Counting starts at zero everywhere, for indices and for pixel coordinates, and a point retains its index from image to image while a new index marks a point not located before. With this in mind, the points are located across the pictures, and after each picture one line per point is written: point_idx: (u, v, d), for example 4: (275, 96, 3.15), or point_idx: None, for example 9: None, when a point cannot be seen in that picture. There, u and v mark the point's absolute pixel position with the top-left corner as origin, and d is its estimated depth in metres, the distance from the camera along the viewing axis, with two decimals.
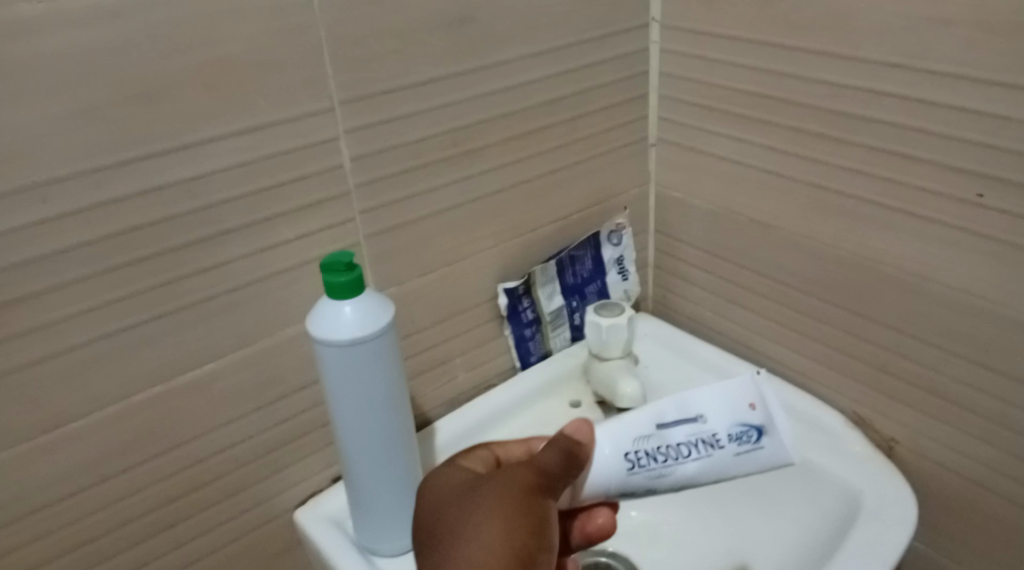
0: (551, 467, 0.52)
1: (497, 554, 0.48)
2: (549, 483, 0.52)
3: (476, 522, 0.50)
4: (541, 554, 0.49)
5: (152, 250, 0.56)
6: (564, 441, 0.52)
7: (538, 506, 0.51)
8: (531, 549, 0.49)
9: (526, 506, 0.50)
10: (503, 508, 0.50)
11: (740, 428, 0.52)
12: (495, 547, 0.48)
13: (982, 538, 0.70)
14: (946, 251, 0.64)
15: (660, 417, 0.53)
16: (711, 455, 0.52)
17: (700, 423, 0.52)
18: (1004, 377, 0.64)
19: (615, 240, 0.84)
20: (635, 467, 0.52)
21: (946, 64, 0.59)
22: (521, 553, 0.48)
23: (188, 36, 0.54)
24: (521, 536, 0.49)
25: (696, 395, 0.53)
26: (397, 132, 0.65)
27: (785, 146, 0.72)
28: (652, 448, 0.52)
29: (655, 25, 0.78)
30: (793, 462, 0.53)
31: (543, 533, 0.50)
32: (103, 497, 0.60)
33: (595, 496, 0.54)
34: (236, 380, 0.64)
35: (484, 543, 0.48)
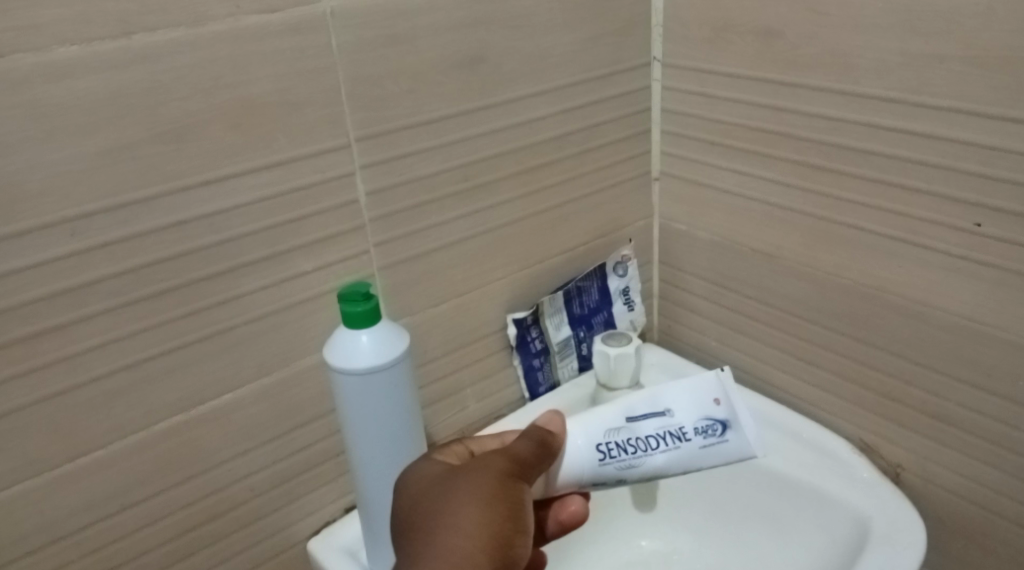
0: (525, 456, 0.56)
1: (479, 539, 0.50)
2: (522, 470, 0.56)
3: (458, 507, 0.52)
4: (518, 538, 0.52)
5: (175, 282, 0.59)
6: (537, 434, 0.58)
7: (515, 492, 0.54)
8: (510, 533, 0.52)
9: (504, 492, 0.53)
10: (483, 495, 0.52)
11: (705, 422, 0.61)
12: (479, 533, 0.51)
13: (992, 563, 0.70)
14: (947, 278, 0.65)
15: (631, 413, 0.61)
16: (678, 446, 0.60)
17: (667, 417, 0.61)
18: (1007, 401, 0.65)
19: (621, 271, 0.86)
20: (607, 458, 0.59)
21: (942, 97, 0.61)
22: (502, 538, 0.51)
23: (213, 78, 0.57)
24: (502, 521, 0.52)
25: (664, 393, 0.62)
26: (410, 168, 0.68)
27: (787, 178, 0.74)
28: (623, 439, 0.60)
29: (658, 64, 0.81)
30: (751, 455, 0.61)
31: (520, 518, 0.53)
32: (123, 526, 0.61)
33: (568, 486, 0.59)
34: (254, 410, 0.65)
35: (467, 529, 0.51)
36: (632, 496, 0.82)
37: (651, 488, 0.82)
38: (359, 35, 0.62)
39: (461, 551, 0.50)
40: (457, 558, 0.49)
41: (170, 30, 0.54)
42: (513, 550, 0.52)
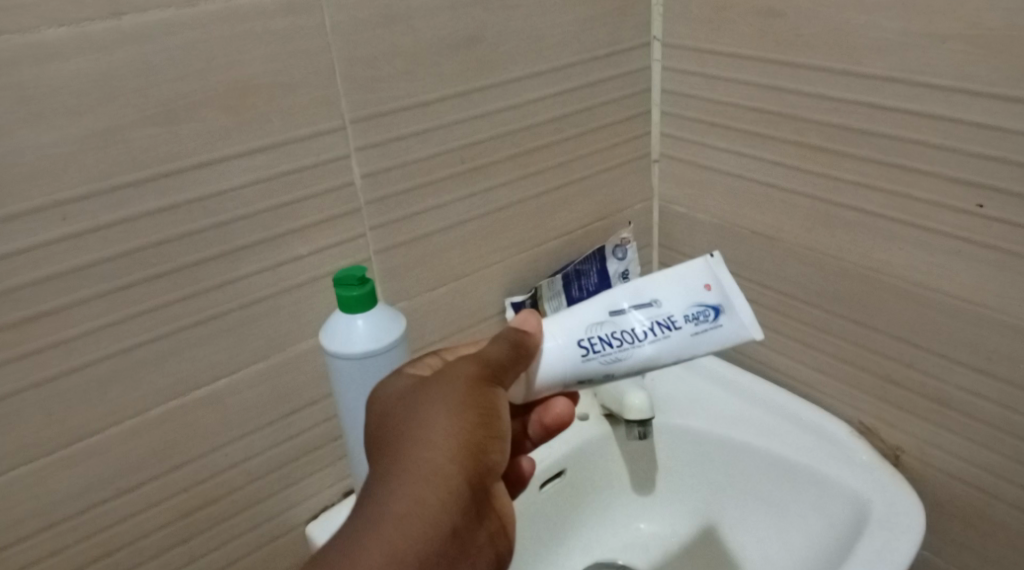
0: (500, 356, 0.52)
1: (451, 453, 0.48)
2: (494, 374, 0.51)
3: (427, 418, 0.48)
4: (492, 445, 0.50)
5: (169, 266, 0.58)
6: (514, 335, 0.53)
7: (489, 397, 0.50)
8: (483, 441, 0.49)
9: (476, 399, 0.50)
10: (454, 403, 0.49)
11: (696, 309, 0.54)
12: (450, 444, 0.48)
13: (991, 546, 0.70)
14: (948, 261, 0.65)
15: (615, 306, 0.55)
16: (668, 336, 0.54)
17: (654, 306, 0.55)
18: (1008, 385, 0.64)
19: (620, 254, 0.82)
20: (590, 353, 0.54)
21: (944, 77, 0.61)
22: (475, 449, 0.48)
23: (204, 60, 0.56)
24: (474, 430, 0.49)
25: (650, 282, 0.56)
26: (406, 150, 0.67)
27: (787, 161, 0.73)
28: (606, 333, 0.54)
29: (657, 44, 0.80)
30: (753, 339, 0.54)
31: (493, 423, 0.50)
32: (119, 510, 0.61)
33: (551, 387, 0.55)
34: (251, 394, 0.65)
35: (438, 444, 0.48)
36: (631, 477, 0.82)
37: (651, 470, 0.82)
38: (353, 15, 0.61)
39: (430, 467, 0.47)
40: (427, 475, 0.47)
41: (160, 10, 0.54)
42: (487, 458, 0.49)
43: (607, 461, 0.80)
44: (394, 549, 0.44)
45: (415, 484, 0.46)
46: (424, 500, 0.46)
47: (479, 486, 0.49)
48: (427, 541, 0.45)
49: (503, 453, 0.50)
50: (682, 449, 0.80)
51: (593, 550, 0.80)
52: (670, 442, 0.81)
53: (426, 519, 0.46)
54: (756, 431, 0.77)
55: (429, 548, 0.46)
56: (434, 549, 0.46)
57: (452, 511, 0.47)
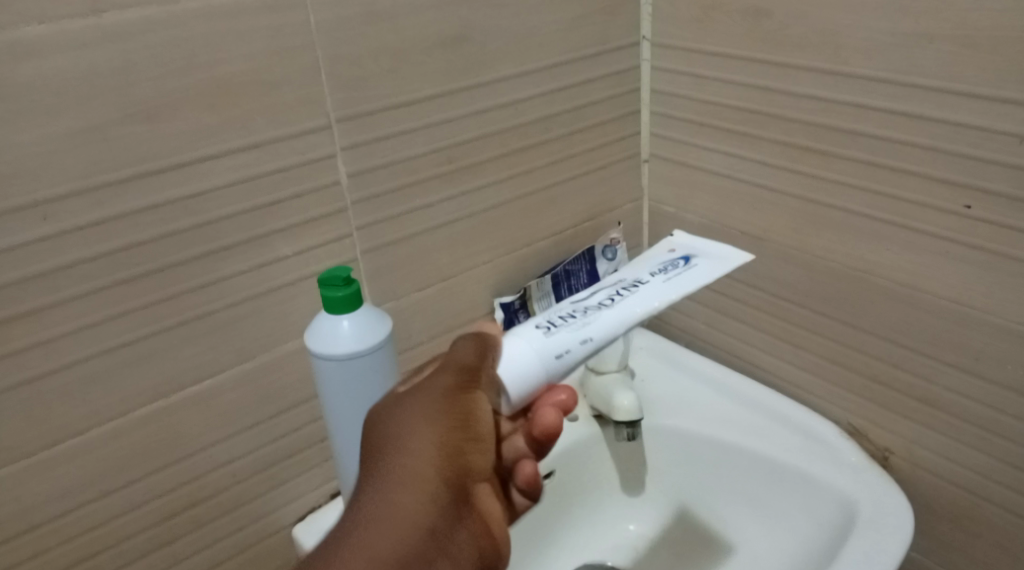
0: (474, 360, 0.52)
1: (428, 461, 0.51)
2: (472, 375, 0.52)
3: (406, 429, 0.51)
4: (470, 449, 0.52)
5: (151, 266, 0.57)
6: (494, 340, 0.52)
7: (464, 403, 0.53)
8: (460, 447, 0.52)
9: (453, 408, 0.52)
10: (430, 414, 0.52)
11: (657, 269, 0.57)
12: (427, 449, 0.51)
13: (980, 547, 0.70)
14: (936, 261, 0.65)
15: (571, 303, 0.56)
16: (636, 291, 0.55)
17: (613, 285, 0.57)
18: (995, 385, 0.64)
19: (609, 255, 0.82)
20: (552, 326, 0.53)
21: (932, 77, 0.60)
22: (451, 452, 0.52)
23: (187, 59, 0.55)
24: (450, 436, 0.52)
25: (605, 282, 0.58)
26: (392, 149, 0.67)
27: (775, 161, 0.73)
28: (566, 313, 0.54)
29: (645, 44, 0.80)
30: (734, 262, 0.57)
31: (470, 428, 0.52)
32: (101, 513, 0.61)
33: (529, 375, 0.51)
34: (236, 395, 0.64)
35: (413, 452, 0.51)
36: (621, 479, 0.82)
37: (640, 470, 0.82)
38: (337, 14, 0.61)
39: (407, 475, 0.50)
40: (404, 482, 0.50)
41: (140, 8, 0.53)
42: (465, 461, 0.52)
43: (596, 463, 0.80)
44: (375, 547, 0.48)
45: (393, 491, 0.50)
46: (401, 502, 0.49)
47: (457, 488, 0.52)
48: (407, 537, 0.49)
49: (483, 456, 0.53)
50: (671, 450, 0.80)
51: (580, 552, 0.79)
52: (660, 442, 0.81)
53: (404, 518, 0.49)
54: (744, 432, 0.77)
55: (409, 545, 0.49)
56: (414, 545, 0.49)
57: (429, 511, 0.50)
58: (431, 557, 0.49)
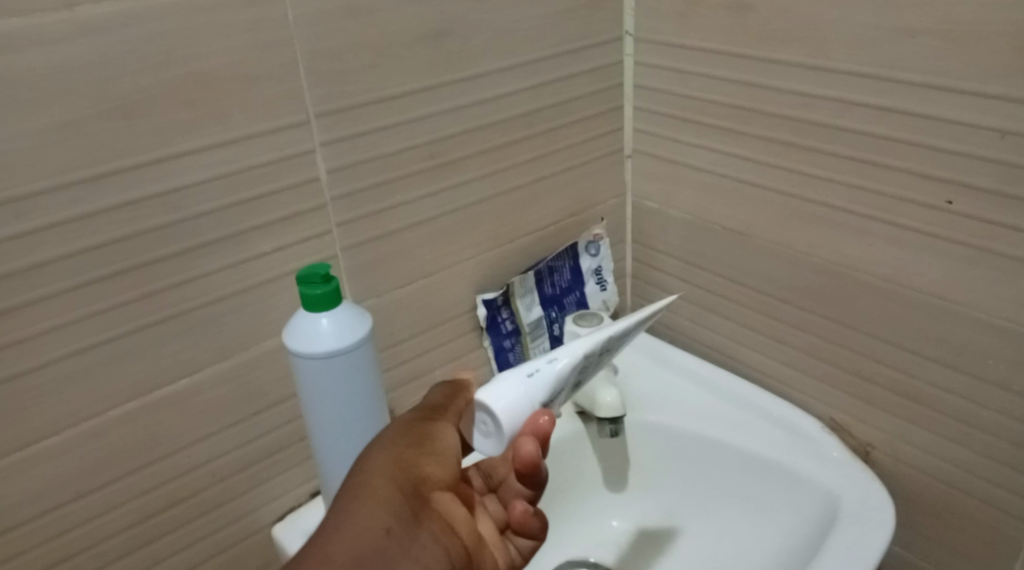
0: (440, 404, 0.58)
1: (384, 468, 0.52)
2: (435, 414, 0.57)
3: (370, 451, 0.54)
4: (426, 462, 0.54)
5: (128, 263, 0.57)
6: (461, 390, 0.59)
7: (422, 425, 0.55)
8: (414, 457, 0.53)
9: (411, 430, 0.55)
10: (392, 435, 0.54)
11: None
12: (385, 465, 0.52)
13: (961, 541, 0.70)
14: (919, 256, 0.65)
15: None
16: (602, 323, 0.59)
17: None
18: (977, 379, 0.64)
19: (592, 250, 0.85)
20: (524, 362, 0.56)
21: (915, 72, 0.60)
22: (406, 464, 0.53)
23: (164, 52, 0.54)
24: (406, 451, 0.53)
25: None
26: (374, 145, 0.66)
27: (759, 156, 0.73)
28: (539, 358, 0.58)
29: (629, 39, 0.80)
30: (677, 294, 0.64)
31: (427, 443, 0.54)
32: (78, 515, 0.60)
33: (504, 391, 0.53)
34: (215, 394, 0.64)
35: (372, 464, 0.53)
36: (605, 475, 0.82)
37: (624, 464, 0.81)
38: (317, 7, 0.60)
39: (362, 483, 0.51)
40: (360, 488, 0.51)
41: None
42: (424, 471, 0.53)
43: (580, 459, 0.80)
44: (330, 550, 0.48)
45: (350, 498, 0.51)
46: (359, 510, 0.50)
47: (414, 495, 0.52)
48: (363, 540, 0.49)
49: (443, 470, 0.54)
50: (656, 447, 0.80)
51: (565, 547, 0.79)
52: (643, 438, 0.80)
53: (361, 522, 0.49)
54: (729, 427, 0.77)
55: (365, 545, 0.49)
56: (370, 546, 0.49)
57: (388, 516, 0.50)
58: (389, 559, 0.49)
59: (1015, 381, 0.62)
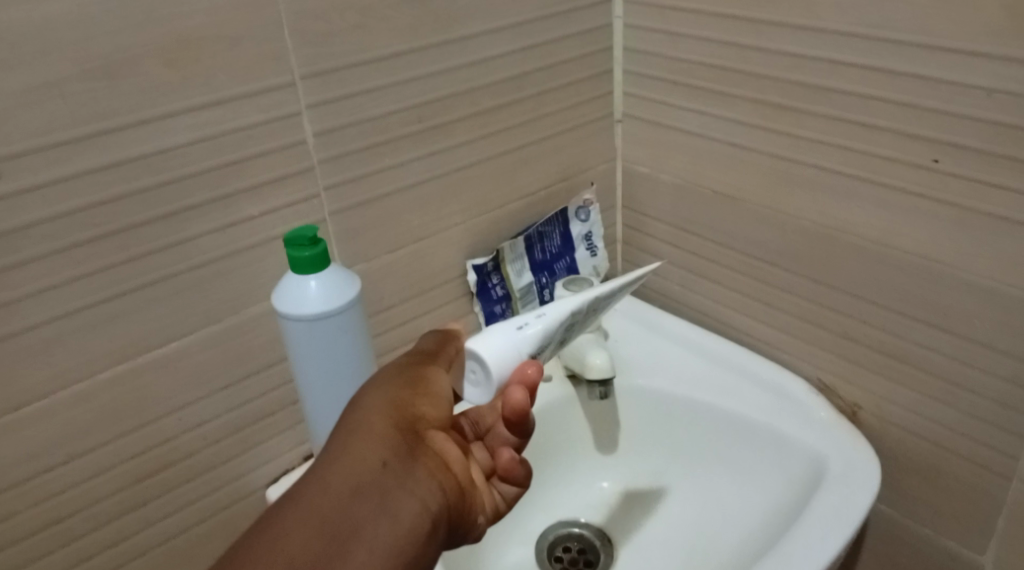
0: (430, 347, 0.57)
1: (379, 408, 0.51)
2: (427, 356, 0.56)
3: (364, 392, 0.53)
4: (421, 403, 0.53)
5: (114, 226, 0.56)
6: (453, 335, 0.57)
7: (414, 369, 0.54)
8: (409, 398, 0.52)
9: (404, 372, 0.54)
10: (385, 377, 0.53)
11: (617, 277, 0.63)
12: (380, 403, 0.52)
13: (946, 500, 0.71)
14: (905, 217, 0.65)
15: None
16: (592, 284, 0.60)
17: None
18: (962, 340, 0.65)
19: (582, 216, 0.85)
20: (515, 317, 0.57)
21: (903, 31, 0.60)
22: (401, 402, 0.52)
23: (145, 12, 0.54)
24: (400, 392, 0.52)
25: None
26: (361, 108, 0.66)
27: (747, 119, 0.73)
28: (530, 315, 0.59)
29: (618, 1, 0.79)
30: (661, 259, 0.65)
31: (420, 386, 0.54)
32: (69, 477, 0.60)
33: (493, 341, 0.54)
34: (205, 357, 0.64)
35: (366, 404, 0.52)
36: (594, 438, 0.82)
37: (614, 429, 0.82)
38: None
39: (358, 422, 0.50)
40: (356, 427, 0.50)
41: None
42: (419, 409, 0.52)
43: (570, 423, 0.81)
44: (328, 485, 0.47)
45: (345, 435, 0.50)
46: (355, 446, 0.49)
47: (411, 432, 0.51)
48: (359, 474, 0.48)
49: (437, 409, 0.53)
50: (644, 410, 0.81)
51: (556, 510, 0.80)
52: (632, 402, 0.81)
53: (358, 457, 0.48)
54: (717, 391, 0.78)
55: (362, 480, 0.48)
56: (368, 480, 0.48)
57: (384, 450, 0.49)
58: (386, 492, 0.48)
59: (1000, 341, 0.63)
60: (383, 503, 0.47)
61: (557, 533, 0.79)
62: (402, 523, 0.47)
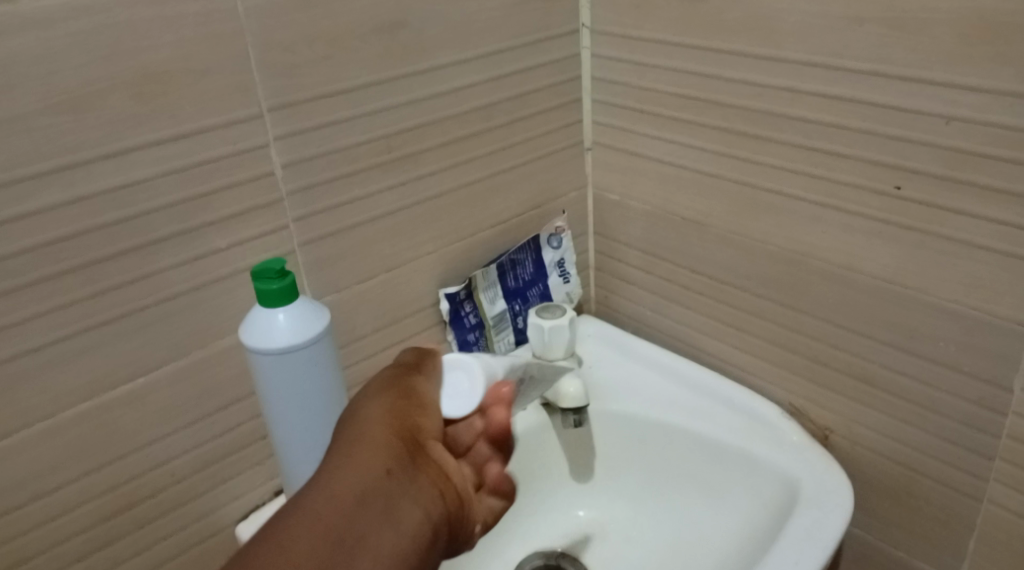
0: (414, 359, 0.57)
1: (379, 416, 0.51)
2: (415, 366, 0.56)
3: (360, 400, 0.53)
4: (418, 411, 0.52)
5: (80, 260, 0.56)
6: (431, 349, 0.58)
7: (405, 379, 0.54)
8: (407, 406, 0.52)
9: (398, 382, 0.54)
10: (380, 386, 0.53)
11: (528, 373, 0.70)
12: (379, 412, 0.51)
13: (917, 521, 0.71)
14: (869, 241, 0.66)
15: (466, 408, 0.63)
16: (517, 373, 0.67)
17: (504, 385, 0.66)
18: (929, 362, 0.65)
19: (555, 242, 0.85)
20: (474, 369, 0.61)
21: (863, 60, 0.61)
22: (400, 411, 0.52)
23: (111, 46, 0.54)
24: (395, 400, 0.52)
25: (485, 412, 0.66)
26: (329, 139, 0.66)
27: (713, 146, 0.73)
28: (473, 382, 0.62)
29: (585, 31, 0.80)
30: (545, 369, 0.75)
31: (414, 394, 0.53)
32: (34, 517, 0.59)
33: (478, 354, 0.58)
34: (173, 392, 0.63)
35: (365, 412, 0.51)
36: (570, 466, 0.82)
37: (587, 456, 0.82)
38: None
39: (357, 430, 0.50)
40: (356, 433, 0.50)
41: None
42: (418, 417, 0.52)
43: (545, 451, 0.81)
44: (331, 491, 0.47)
45: (346, 442, 0.50)
46: (357, 453, 0.49)
47: (411, 442, 0.51)
48: (363, 483, 0.48)
49: (434, 418, 0.53)
50: (618, 435, 0.81)
51: (530, 539, 0.80)
52: (604, 428, 0.81)
53: (361, 464, 0.48)
54: (687, 415, 0.78)
55: (365, 488, 0.47)
56: (370, 487, 0.47)
57: (387, 459, 0.49)
58: (389, 500, 0.47)
59: (966, 363, 0.63)
60: (387, 512, 0.47)
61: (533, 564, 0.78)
62: (406, 530, 0.47)
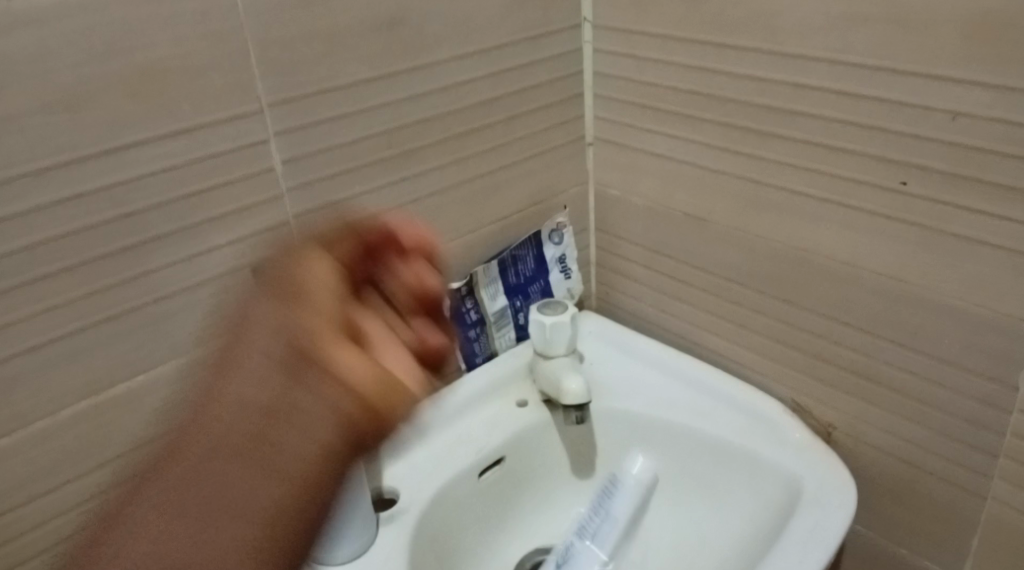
0: (319, 237, 0.42)
1: (271, 327, 0.37)
2: (325, 244, 0.41)
3: (251, 308, 0.39)
4: (315, 297, 0.38)
5: (77, 260, 0.56)
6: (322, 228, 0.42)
7: (290, 272, 0.39)
8: (309, 285, 0.38)
9: (289, 272, 0.39)
10: (268, 285, 0.39)
11: None
12: (268, 317, 0.38)
13: (919, 518, 0.71)
14: (872, 238, 0.65)
15: None
16: None
17: None
18: (932, 359, 0.65)
19: (557, 238, 0.85)
20: None
21: (867, 56, 0.61)
22: (287, 320, 0.37)
23: (107, 44, 0.53)
24: (278, 305, 0.38)
25: None
26: (328, 135, 0.65)
27: (715, 142, 0.73)
28: None
29: (586, 26, 0.79)
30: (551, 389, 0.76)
31: (308, 283, 0.39)
32: (34, 516, 0.59)
33: None
34: (172, 390, 0.63)
35: (252, 320, 0.39)
36: (570, 463, 0.82)
37: (588, 453, 0.82)
38: None
39: (243, 359, 0.38)
40: (240, 348, 0.38)
41: None
42: (294, 317, 0.37)
43: (545, 448, 0.81)
44: (204, 436, 0.37)
45: (224, 374, 0.38)
46: (229, 386, 0.37)
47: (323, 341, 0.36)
48: (243, 425, 0.37)
49: (317, 273, 0.39)
50: (619, 432, 0.81)
51: (532, 536, 0.80)
52: (605, 426, 0.81)
53: (235, 395, 0.37)
54: (689, 413, 0.78)
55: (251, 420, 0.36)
56: (258, 424, 0.36)
57: (271, 345, 0.37)
58: (289, 412, 0.36)
59: (969, 361, 0.63)
60: (283, 426, 0.36)
61: (534, 560, 0.78)
62: (310, 448, 0.36)
